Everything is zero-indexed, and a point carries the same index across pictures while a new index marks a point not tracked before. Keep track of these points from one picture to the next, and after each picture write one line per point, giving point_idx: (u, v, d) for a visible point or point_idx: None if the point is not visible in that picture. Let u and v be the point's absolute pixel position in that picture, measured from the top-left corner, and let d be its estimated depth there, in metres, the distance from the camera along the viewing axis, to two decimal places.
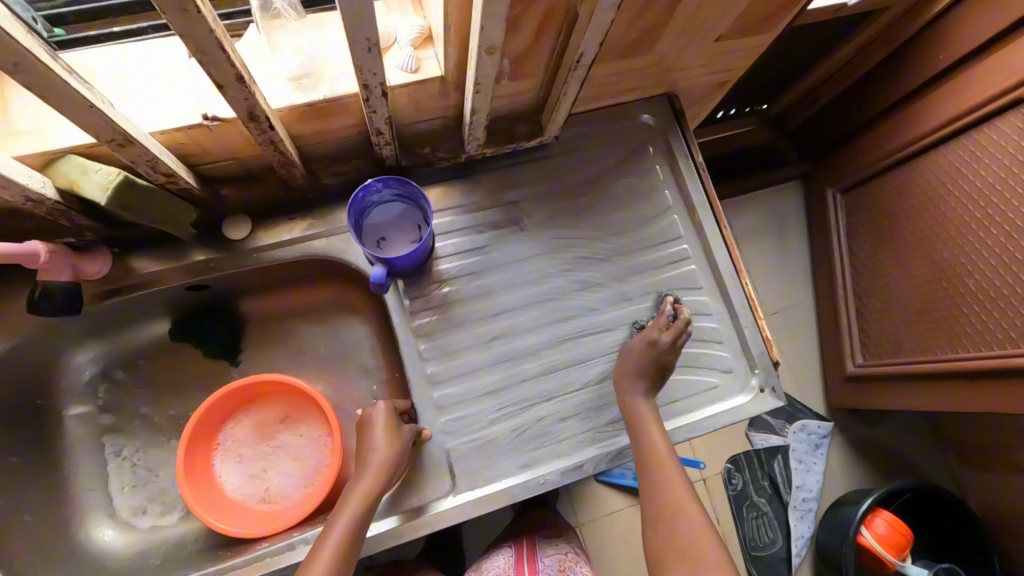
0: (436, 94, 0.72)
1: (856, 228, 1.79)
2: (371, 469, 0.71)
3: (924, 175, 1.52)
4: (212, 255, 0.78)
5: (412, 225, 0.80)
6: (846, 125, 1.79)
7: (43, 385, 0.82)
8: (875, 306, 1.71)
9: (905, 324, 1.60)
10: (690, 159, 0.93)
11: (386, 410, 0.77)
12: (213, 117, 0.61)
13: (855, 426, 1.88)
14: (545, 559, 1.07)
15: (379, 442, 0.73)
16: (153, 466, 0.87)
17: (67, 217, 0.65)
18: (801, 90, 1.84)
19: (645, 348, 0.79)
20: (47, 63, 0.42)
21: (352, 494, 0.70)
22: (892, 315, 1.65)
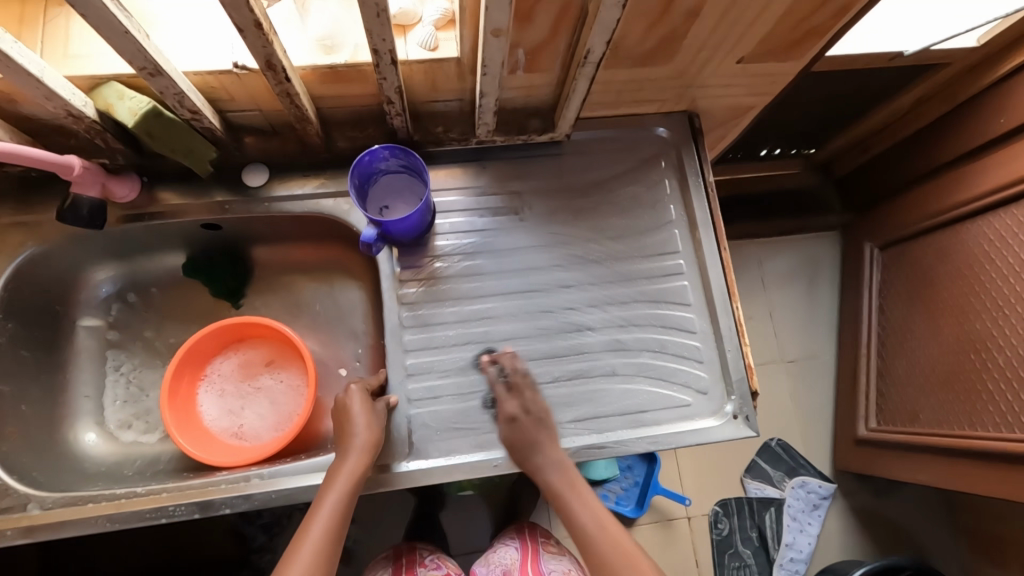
0: (452, 75, 0.76)
1: (890, 288, 1.70)
2: (355, 449, 0.74)
3: (967, 241, 1.44)
4: (228, 197, 0.84)
5: (415, 197, 0.84)
6: (895, 181, 1.71)
7: (64, 292, 0.89)
8: (897, 370, 1.62)
9: (925, 393, 1.52)
10: (700, 178, 0.93)
11: (361, 393, 0.78)
12: (243, 66, 0.67)
13: (861, 496, 1.77)
14: (550, 561, 1.14)
15: (361, 424, 0.75)
16: (145, 385, 0.94)
17: (103, 138, 0.71)
18: (854, 140, 1.77)
19: (530, 424, 0.77)
20: None
21: (340, 473, 0.73)
22: (913, 382, 1.56)
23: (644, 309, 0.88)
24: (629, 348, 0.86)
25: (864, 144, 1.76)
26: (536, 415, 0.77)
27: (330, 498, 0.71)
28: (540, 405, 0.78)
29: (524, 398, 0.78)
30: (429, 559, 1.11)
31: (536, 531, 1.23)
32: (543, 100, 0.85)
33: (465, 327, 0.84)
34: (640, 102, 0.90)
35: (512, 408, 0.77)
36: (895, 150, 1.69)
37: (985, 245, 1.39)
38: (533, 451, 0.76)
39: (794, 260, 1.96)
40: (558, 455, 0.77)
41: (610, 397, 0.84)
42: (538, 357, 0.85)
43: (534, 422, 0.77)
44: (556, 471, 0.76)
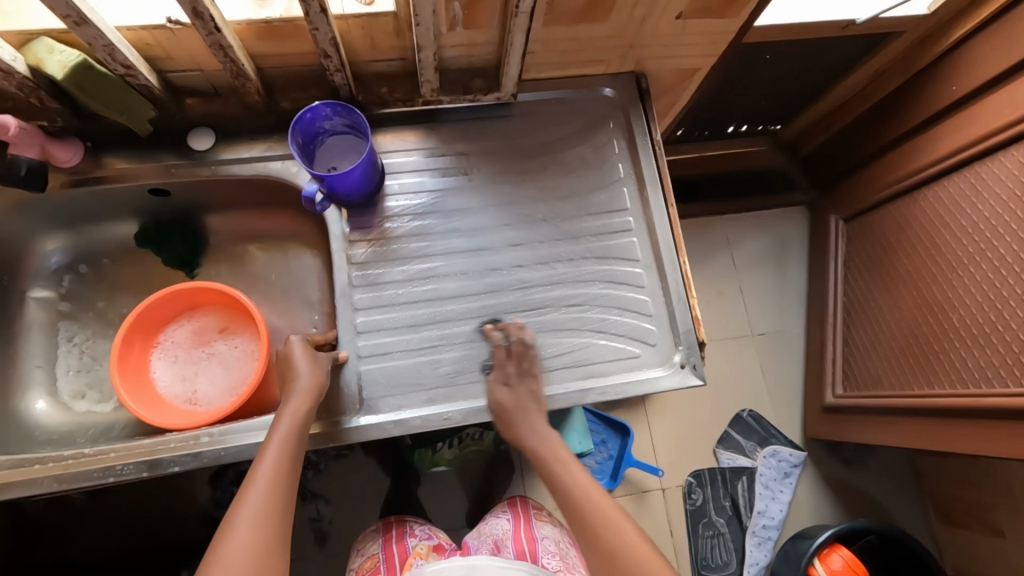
0: (391, 32, 0.77)
1: (854, 260, 1.72)
2: (299, 390, 0.74)
3: (923, 207, 1.47)
4: (174, 161, 0.84)
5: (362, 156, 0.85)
6: (858, 154, 1.72)
7: (11, 263, 0.89)
8: (862, 337, 1.65)
9: (886, 357, 1.55)
10: (648, 137, 0.94)
11: (303, 342, 0.79)
12: (176, 22, 0.67)
13: (832, 464, 1.79)
14: (542, 529, 1.09)
15: (304, 368, 0.76)
16: (99, 356, 0.93)
17: (38, 97, 0.71)
18: (818, 115, 1.78)
19: (512, 388, 0.80)
20: None
21: (284, 412, 0.73)
22: (876, 347, 1.59)
23: (593, 265, 0.89)
24: (578, 302, 0.88)
25: (828, 118, 1.78)
26: (516, 376, 0.80)
27: (277, 436, 0.71)
28: (531, 369, 0.81)
29: (520, 364, 0.80)
30: (419, 530, 1.08)
31: (528, 503, 1.16)
32: (487, 59, 0.86)
33: (415, 286, 0.85)
34: (584, 63, 0.91)
35: (499, 374, 0.80)
36: (858, 123, 1.70)
37: (940, 210, 1.42)
38: (518, 417, 0.79)
39: (764, 237, 1.98)
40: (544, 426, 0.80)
41: (559, 349, 0.85)
42: (488, 312, 0.86)
43: (516, 386, 0.80)
44: (535, 436, 0.79)
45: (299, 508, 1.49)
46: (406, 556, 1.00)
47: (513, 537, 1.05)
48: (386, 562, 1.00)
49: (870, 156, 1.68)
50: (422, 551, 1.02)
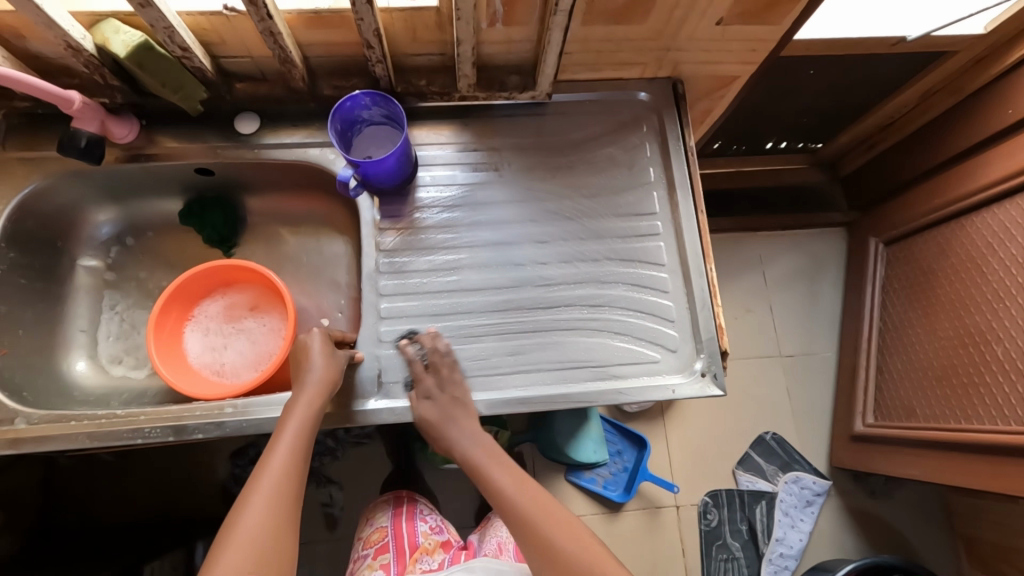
0: (433, 26, 0.79)
1: (893, 285, 1.66)
2: (311, 383, 0.76)
3: (970, 234, 1.40)
4: (221, 142, 0.88)
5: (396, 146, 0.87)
6: (902, 177, 1.66)
7: (66, 231, 0.95)
8: (897, 366, 1.58)
9: (921, 388, 1.49)
10: (681, 142, 0.94)
11: (324, 337, 0.81)
12: (231, 8, 0.71)
13: (858, 496, 1.72)
14: None
15: (319, 362, 0.77)
16: (138, 324, 0.98)
17: (101, 74, 0.76)
18: (861, 135, 1.74)
19: (443, 399, 0.80)
20: None
21: (294, 407, 0.75)
22: (911, 375, 1.52)
23: (616, 266, 0.89)
24: (599, 303, 0.87)
25: (871, 138, 1.73)
26: (438, 389, 0.80)
27: (287, 430, 0.73)
28: (455, 381, 0.81)
29: (440, 376, 0.80)
30: (430, 516, 1.10)
31: None
32: (525, 58, 0.88)
33: (438, 276, 0.87)
34: (621, 65, 0.92)
35: (426, 388, 0.80)
36: (903, 145, 1.65)
37: (988, 238, 1.35)
38: (441, 427, 0.80)
39: (797, 257, 1.93)
40: (472, 429, 0.83)
41: (576, 348, 0.85)
42: (509, 307, 0.86)
43: (438, 401, 0.80)
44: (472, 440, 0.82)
45: (313, 491, 1.52)
46: (414, 545, 1.01)
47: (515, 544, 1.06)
48: (396, 542, 1.01)
49: (914, 178, 1.62)
50: (430, 544, 1.03)
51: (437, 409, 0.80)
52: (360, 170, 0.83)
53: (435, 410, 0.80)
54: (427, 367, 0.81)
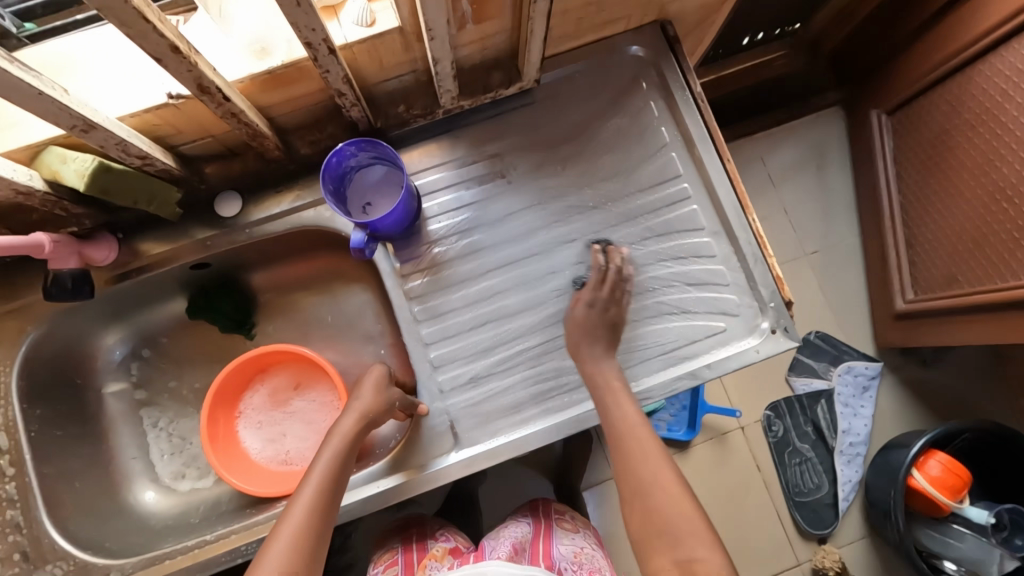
0: (399, 48, 0.70)
1: (905, 153, 1.50)
2: (355, 410, 0.75)
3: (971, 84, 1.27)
4: (209, 233, 0.81)
5: (395, 187, 0.80)
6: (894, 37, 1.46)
7: (80, 365, 0.89)
8: (930, 238, 1.44)
9: (954, 256, 1.38)
10: (687, 91, 0.85)
11: (381, 372, 0.80)
12: (177, 95, 0.62)
13: (914, 371, 1.62)
14: (563, 541, 0.90)
15: (365, 391, 0.77)
16: (186, 434, 0.94)
17: (61, 207, 0.68)
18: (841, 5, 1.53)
19: (599, 313, 0.78)
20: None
21: (336, 433, 0.74)
22: (943, 246, 1.41)
23: (655, 244, 0.84)
24: (647, 287, 0.83)
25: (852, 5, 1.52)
26: (605, 301, 0.79)
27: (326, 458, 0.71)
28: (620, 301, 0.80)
29: (615, 292, 0.80)
30: (439, 533, 0.96)
31: (551, 508, 0.98)
32: (501, 48, 0.79)
33: (478, 308, 0.82)
34: (604, 24, 0.83)
35: (588, 294, 0.79)
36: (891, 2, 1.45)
37: (989, 82, 1.21)
38: (586, 339, 0.77)
39: (790, 150, 1.76)
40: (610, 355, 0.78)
41: (639, 341, 0.82)
42: (559, 317, 0.82)
43: (600, 311, 0.79)
44: (596, 365, 0.76)
45: None
46: (422, 556, 0.90)
47: (531, 546, 0.87)
48: (405, 558, 0.90)
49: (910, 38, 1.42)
50: (437, 552, 0.90)
51: (605, 320, 0.78)
52: (369, 227, 0.76)
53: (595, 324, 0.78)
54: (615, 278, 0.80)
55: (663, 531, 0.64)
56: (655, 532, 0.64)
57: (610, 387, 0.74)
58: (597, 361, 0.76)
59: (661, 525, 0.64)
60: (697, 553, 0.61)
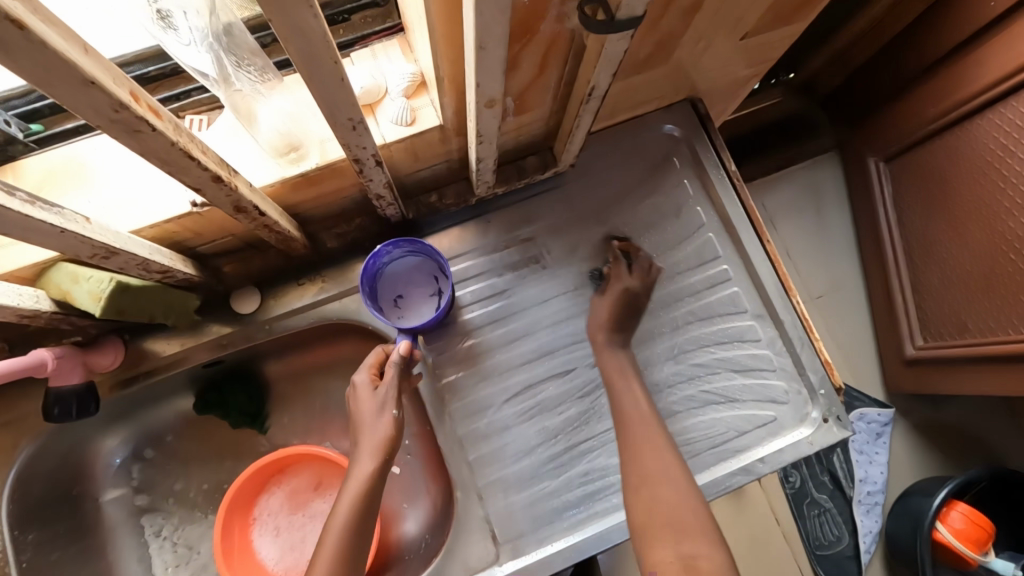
0: (437, 143, 0.66)
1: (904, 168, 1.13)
2: (367, 450, 0.65)
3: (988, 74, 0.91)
4: (227, 330, 0.75)
5: (426, 276, 0.77)
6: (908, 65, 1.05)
7: (75, 475, 0.81)
8: (926, 264, 1.10)
9: (954, 292, 1.05)
10: (722, 170, 0.83)
11: (367, 384, 0.69)
12: (202, 203, 0.57)
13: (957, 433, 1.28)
14: None
15: (370, 421, 0.67)
16: (193, 541, 0.86)
17: (68, 322, 0.62)
18: (839, 48, 1.15)
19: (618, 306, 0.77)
20: (19, 210, 0.40)
21: (353, 476, 0.65)
22: (942, 278, 1.07)
23: (699, 328, 0.81)
24: (691, 375, 0.80)
25: (854, 47, 1.13)
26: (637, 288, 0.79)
27: (345, 502, 0.63)
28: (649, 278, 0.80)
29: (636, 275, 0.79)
30: None
31: None
32: (536, 133, 0.75)
33: (516, 404, 0.77)
34: (638, 104, 0.81)
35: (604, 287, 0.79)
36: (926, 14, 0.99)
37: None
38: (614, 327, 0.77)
39: (779, 193, 1.33)
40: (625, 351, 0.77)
41: (689, 433, 0.78)
42: (602, 411, 0.78)
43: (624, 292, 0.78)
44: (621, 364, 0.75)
45: None
46: None
47: None
48: None
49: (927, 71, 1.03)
50: None
51: (622, 304, 0.77)
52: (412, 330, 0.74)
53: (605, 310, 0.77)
54: (631, 270, 0.80)
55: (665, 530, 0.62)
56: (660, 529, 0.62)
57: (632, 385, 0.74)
58: (614, 356, 0.76)
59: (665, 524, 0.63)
60: (698, 548, 0.61)
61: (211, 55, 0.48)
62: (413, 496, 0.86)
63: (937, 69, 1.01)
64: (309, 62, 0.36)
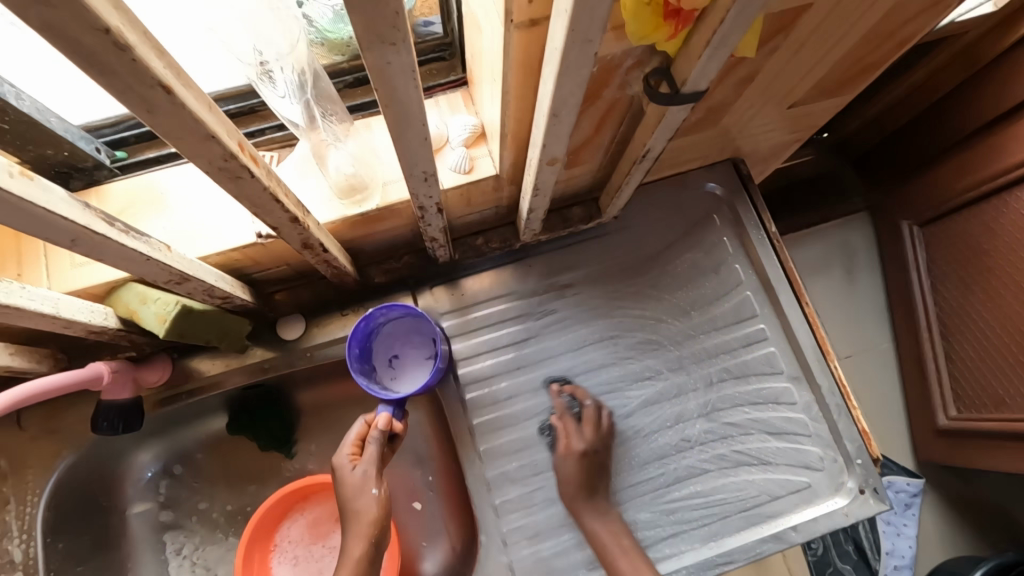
0: (490, 190, 0.69)
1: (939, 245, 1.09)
2: (358, 532, 0.63)
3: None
4: (269, 355, 0.76)
5: (417, 337, 0.79)
6: (948, 134, 1.04)
7: (107, 487, 0.82)
8: (966, 338, 1.05)
9: (997, 369, 1.00)
10: (762, 231, 0.84)
11: (346, 462, 0.66)
12: (267, 235, 0.60)
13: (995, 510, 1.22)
14: None
15: (357, 502, 0.64)
16: (212, 563, 0.86)
17: (127, 339, 0.64)
18: (876, 109, 1.13)
19: (590, 461, 0.74)
20: (117, 240, 0.42)
21: (343, 562, 0.63)
22: (982, 353, 1.02)
23: (733, 387, 0.81)
24: (724, 434, 0.79)
25: (888, 112, 1.13)
26: (591, 439, 0.75)
27: None
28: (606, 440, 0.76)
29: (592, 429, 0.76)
30: None
31: None
32: (583, 185, 0.77)
33: (546, 450, 0.77)
34: (682, 163, 0.83)
35: (575, 439, 0.75)
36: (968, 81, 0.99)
37: None
38: (585, 485, 0.73)
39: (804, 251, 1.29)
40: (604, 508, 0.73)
41: (719, 494, 0.77)
42: (631, 463, 0.78)
43: (591, 450, 0.75)
44: (606, 520, 0.72)
45: None
46: None
47: None
48: None
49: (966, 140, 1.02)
50: None
51: (592, 458, 0.74)
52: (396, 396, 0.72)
53: (579, 471, 0.73)
54: (581, 420, 0.77)
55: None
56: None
57: (625, 549, 0.69)
58: (597, 519, 0.72)
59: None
60: None
61: (302, 104, 0.52)
62: (432, 535, 0.85)
63: (972, 141, 1.00)
64: (402, 127, 0.39)
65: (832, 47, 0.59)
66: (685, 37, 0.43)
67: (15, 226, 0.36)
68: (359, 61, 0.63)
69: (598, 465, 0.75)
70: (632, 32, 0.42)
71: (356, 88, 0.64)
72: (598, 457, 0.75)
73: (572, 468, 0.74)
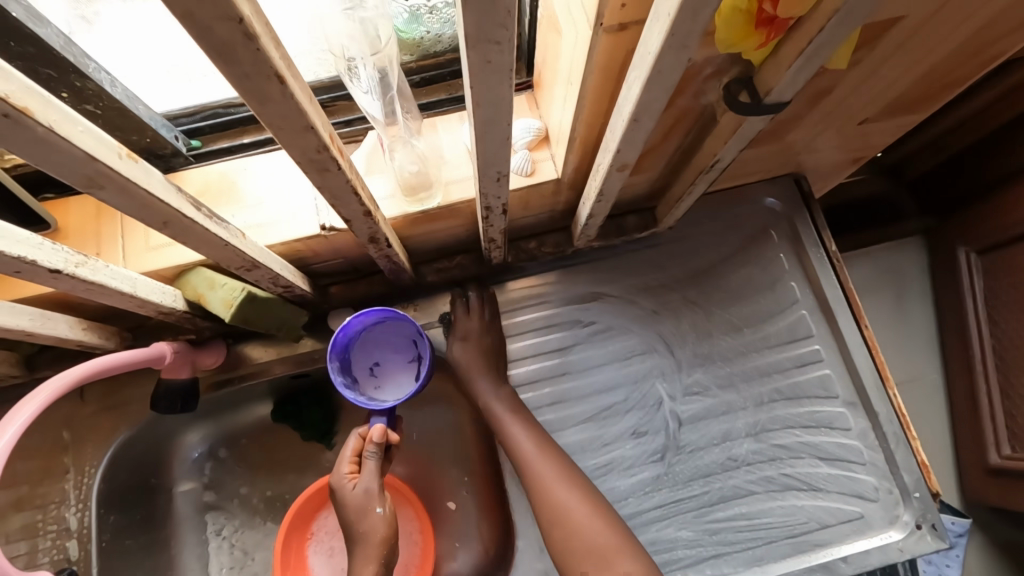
0: (548, 194, 0.69)
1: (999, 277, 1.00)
2: (369, 551, 0.65)
3: None
4: (319, 346, 0.78)
5: (397, 340, 0.78)
6: (1013, 158, 0.97)
7: (157, 464, 0.85)
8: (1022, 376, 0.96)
9: None
10: (821, 249, 0.81)
11: (344, 481, 0.67)
12: (331, 228, 0.61)
13: None
14: None
15: (362, 523, 0.65)
16: (250, 547, 0.88)
17: (191, 322, 0.66)
18: (939, 130, 1.05)
19: (474, 345, 0.75)
20: (204, 224, 0.44)
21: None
22: None
23: (784, 408, 0.78)
24: (771, 457, 0.77)
25: (947, 136, 1.05)
26: (478, 331, 0.76)
27: None
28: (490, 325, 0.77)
29: (481, 318, 0.77)
30: None
31: None
32: (640, 193, 0.76)
33: (588, 459, 0.76)
34: (741, 176, 0.81)
35: (461, 328, 0.76)
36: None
37: None
38: (472, 371, 0.75)
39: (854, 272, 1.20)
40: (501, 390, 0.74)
41: (765, 517, 0.75)
42: (674, 480, 0.76)
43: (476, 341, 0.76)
44: (502, 403, 0.73)
45: None
46: None
47: None
48: None
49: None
50: None
51: (484, 348, 0.76)
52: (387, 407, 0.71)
53: (474, 355, 0.75)
54: (467, 311, 0.78)
55: (592, 557, 0.64)
56: (586, 557, 0.64)
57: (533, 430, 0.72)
58: (489, 392, 0.74)
59: (589, 552, 0.64)
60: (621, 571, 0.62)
61: (383, 99, 0.52)
62: (466, 536, 0.84)
63: None
64: (488, 126, 0.39)
65: (916, 61, 0.57)
66: (775, 45, 0.42)
67: (116, 205, 0.38)
68: (427, 61, 0.64)
69: (495, 355, 0.76)
70: (721, 38, 0.42)
71: (421, 87, 0.65)
72: (491, 346, 0.76)
73: (472, 352, 0.75)
